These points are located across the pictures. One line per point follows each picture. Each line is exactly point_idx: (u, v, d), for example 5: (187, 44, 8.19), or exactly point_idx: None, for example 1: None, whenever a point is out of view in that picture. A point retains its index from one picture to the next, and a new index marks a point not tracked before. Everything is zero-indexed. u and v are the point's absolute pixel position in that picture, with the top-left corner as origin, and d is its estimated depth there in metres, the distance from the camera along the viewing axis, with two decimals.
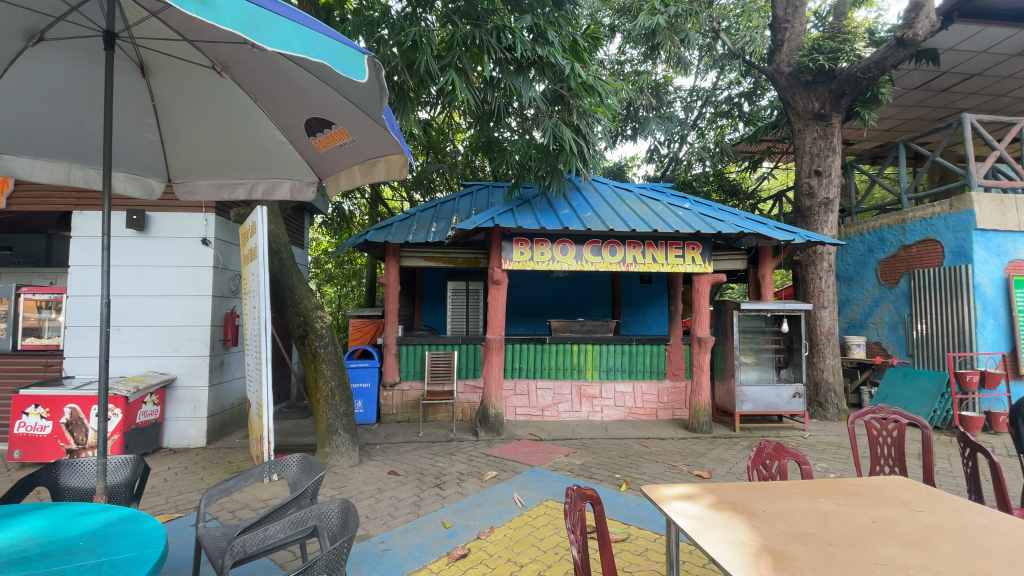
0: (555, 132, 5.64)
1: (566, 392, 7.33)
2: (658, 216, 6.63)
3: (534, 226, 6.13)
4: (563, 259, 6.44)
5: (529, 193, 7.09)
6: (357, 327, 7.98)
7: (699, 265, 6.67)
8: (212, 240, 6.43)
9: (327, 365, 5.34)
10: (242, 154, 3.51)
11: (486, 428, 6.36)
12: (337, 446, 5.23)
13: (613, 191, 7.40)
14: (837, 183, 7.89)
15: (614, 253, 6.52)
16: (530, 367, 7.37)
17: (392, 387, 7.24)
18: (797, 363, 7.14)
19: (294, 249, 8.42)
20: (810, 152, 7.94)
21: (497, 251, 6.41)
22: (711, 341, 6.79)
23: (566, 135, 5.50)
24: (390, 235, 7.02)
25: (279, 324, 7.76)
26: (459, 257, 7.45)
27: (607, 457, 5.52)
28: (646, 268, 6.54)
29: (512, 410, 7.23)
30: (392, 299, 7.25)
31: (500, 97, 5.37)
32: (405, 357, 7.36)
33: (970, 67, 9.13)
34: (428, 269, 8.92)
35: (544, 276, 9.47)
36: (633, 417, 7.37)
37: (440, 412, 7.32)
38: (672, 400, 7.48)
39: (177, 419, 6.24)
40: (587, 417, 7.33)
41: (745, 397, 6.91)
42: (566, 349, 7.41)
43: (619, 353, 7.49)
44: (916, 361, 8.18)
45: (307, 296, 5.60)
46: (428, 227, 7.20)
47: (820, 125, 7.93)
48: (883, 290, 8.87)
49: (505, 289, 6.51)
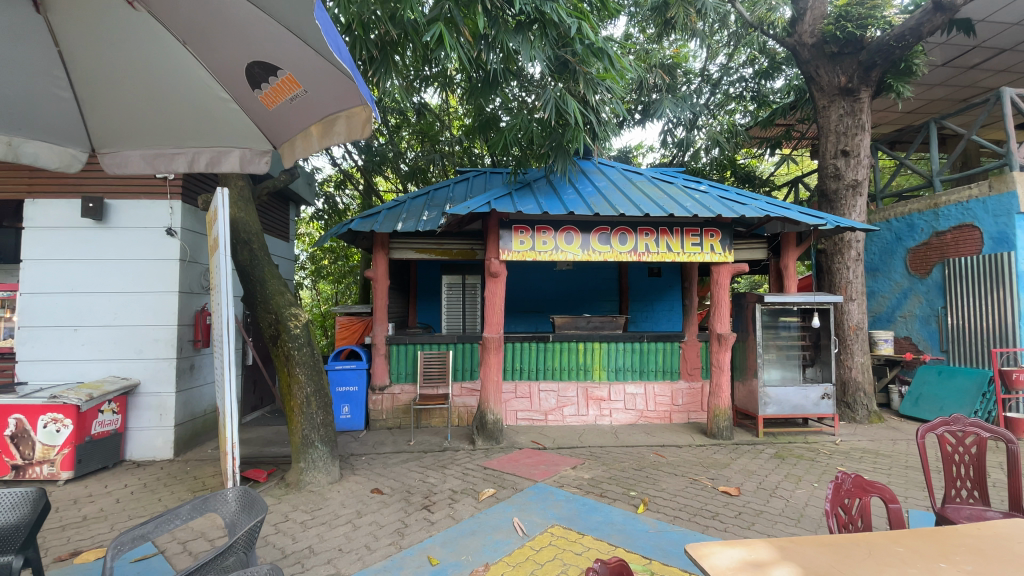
0: (558, 104, 5.00)
1: (571, 395, 6.71)
2: (673, 200, 5.98)
3: (535, 211, 5.47)
4: (568, 249, 5.80)
5: (529, 177, 6.45)
6: (344, 325, 7.33)
7: (719, 254, 6.02)
8: (178, 230, 5.81)
9: (301, 369, 4.71)
10: (179, 118, 2.90)
11: (483, 436, 5.74)
12: (314, 460, 4.62)
13: (621, 175, 6.75)
14: (866, 163, 7.21)
15: (624, 242, 5.88)
16: (532, 368, 6.74)
17: (381, 391, 6.61)
18: (826, 360, 6.48)
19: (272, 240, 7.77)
20: (836, 130, 7.27)
21: (495, 241, 5.78)
22: (733, 338, 6.14)
23: (571, 106, 4.88)
24: (377, 223, 6.35)
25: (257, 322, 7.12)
26: (454, 248, 6.82)
27: (619, 470, 4.88)
28: (660, 259, 5.92)
29: (512, 415, 6.61)
30: (381, 294, 6.62)
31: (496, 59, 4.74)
32: (396, 357, 6.72)
33: (1002, 41, 8.35)
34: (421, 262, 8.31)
35: (547, 269, 8.84)
36: (645, 421, 6.75)
37: (435, 418, 6.68)
38: (687, 403, 6.85)
39: (141, 429, 5.64)
40: (595, 421, 6.70)
41: (768, 399, 6.29)
42: (571, 348, 6.79)
43: (629, 351, 6.86)
44: (952, 358, 7.52)
45: (280, 291, 4.96)
46: (418, 214, 6.51)
47: (847, 101, 7.25)
48: (913, 281, 8.20)
49: (504, 282, 5.87)
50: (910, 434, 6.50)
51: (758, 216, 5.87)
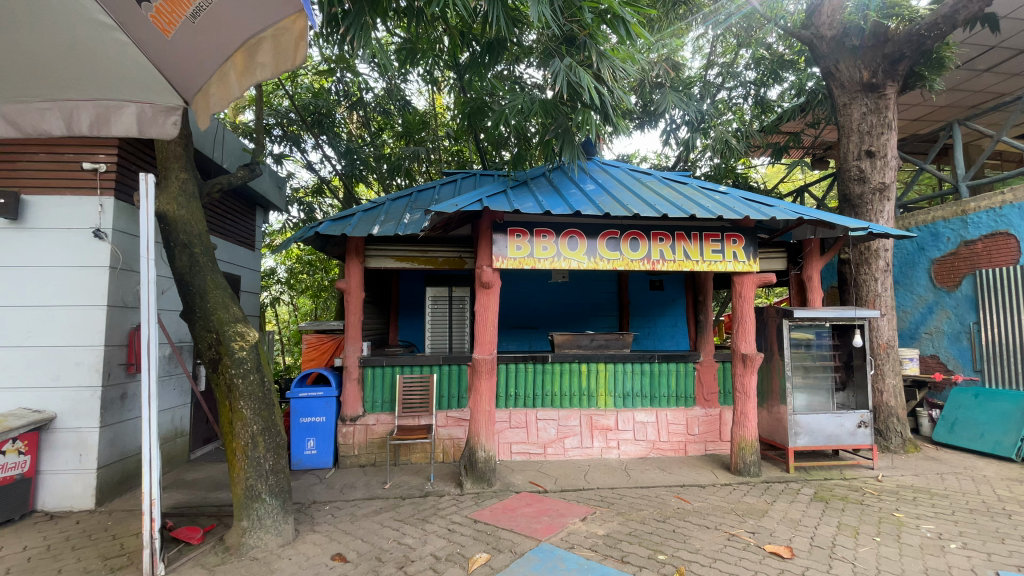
0: (568, 77, 4.44)
1: (573, 424, 5.85)
2: (691, 200, 5.23)
3: (535, 211, 4.67)
4: (572, 256, 4.99)
5: (527, 176, 5.65)
6: (312, 343, 6.39)
7: (743, 263, 5.27)
8: (108, 232, 4.86)
9: (247, 403, 3.80)
10: (53, 69, 2.58)
11: (473, 478, 4.82)
12: (260, 518, 3.68)
13: (629, 174, 6.00)
14: (894, 165, 6.58)
15: (636, 248, 5.10)
16: (528, 393, 5.88)
17: (352, 422, 5.66)
18: (861, 383, 5.73)
19: (226, 245, 6.79)
20: (859, 129, 6.66)
21: (487, 246, 4.94)
22: (760, 360, 5.35)
23: (586, 80, 4.27)
24: (350, 226, 5.47)
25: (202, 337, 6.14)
26: (439, 256, 5.99)
27: (639, 523, 4.02)
28: (678, 268, 5.14)
29: (505, 449, 5.72)
30: (354, 309, 5.73)
31: (501, 16, 4.07)
32: (371, 382, 5.80)
33: (1021, 41, 7.75)
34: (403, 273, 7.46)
35: (542, 281, 8.04)
36: (657, 455, 5.91)
37: (415, 454, 5.72)
38: (703, 432, 6.03)
39: (56, 473, 4.62)
40: (600, 455, 5.84)
41: (799, 429, 5.49)
42: (573, 370, 5.95)
43: (638, 374, 6.04)
44: (987, 379, 6.85)
45: (224, 304, 4.06)
46: (399, 216, 5.66)
47: (871, 97, 6.65)
48: (938, 294, 7.55)
49: (497, 295, 5.01)
50: (954, 467, 5.75)
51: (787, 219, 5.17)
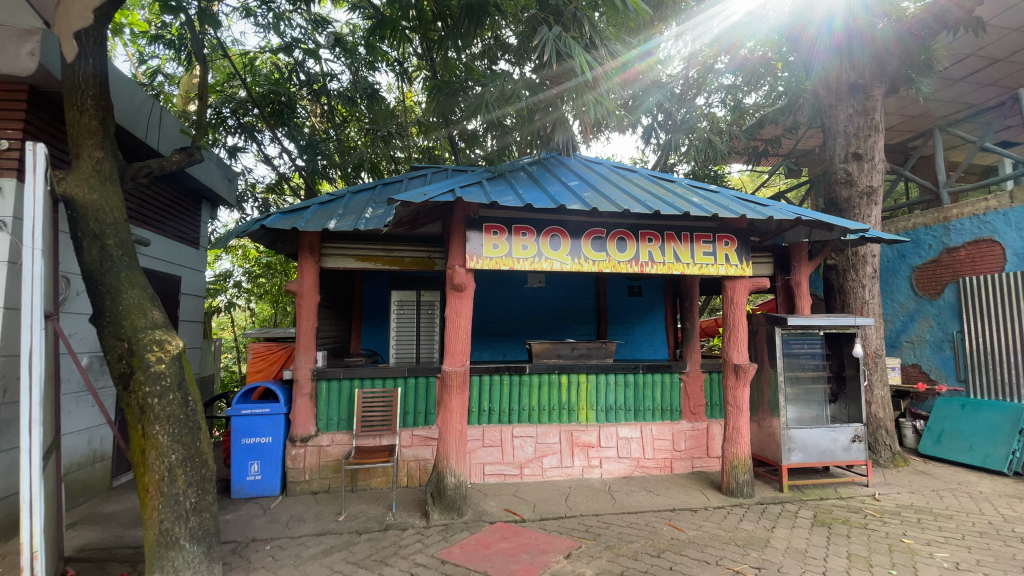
0: (558, 47, 4.24)
1: (553, 442, 5.32)
2: (683, 197, 4.82)
3: (515, 204, 4.17)
4: (554, 257, 4.50)
5: (505, 167, 5.09)
6: (260, 353, 5.69)
7: (735, 267, 4.85)
8: (7, 220, 4.09)
9: (164, 428, 3.12)
10: None
11: (440, 507, 4.24)
12: (178, 569, 3.02)
13: (615, 171, 5.55)
14: (882, 168, 6.37)
15: (623, 249, 4.64)
16: (504, 408, 5.34)
17: (303, 443, 4.99)
18: (854, 395, 5.41)
19: (162, 240, 6.03)
20: (846, 131, 6.44)
21: (459, 243, 4.39)
22: (753, 371, 4.91)
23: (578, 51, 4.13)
24: (304, 219, 4.83)
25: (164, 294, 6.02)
26: (405, 256, 5.40)
27: (630, 560, 3.52)
28: (668, 270, 4.70)
29: (478, 470, 5.14)
30: (307, 314, 5.08)
31: None
32: (326, 398, 5.14)
33: (996, 50, 7.76)
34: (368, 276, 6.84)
35: (517, 286, 7.53)
36: (642, 474, 5.44)
37: (376, 478, 5.08)
38: (690, 448, 5.60)
39: None
40: (581, 475, 5.33)
41: (793, 445, 5.12)
42: (552, 382, 5.44)
43: (622, 386, 5.58)
44: (972, 388, 6.70)
45: (140, 307, 3.36)
46: (361, 210, 5.04)
47: (857, 98, 6.43)
48: (920, 302, 7.42)
49: (471, 299, 4.44)
50: (948, 482, 5.51)
51: (783, 220, 4.77)
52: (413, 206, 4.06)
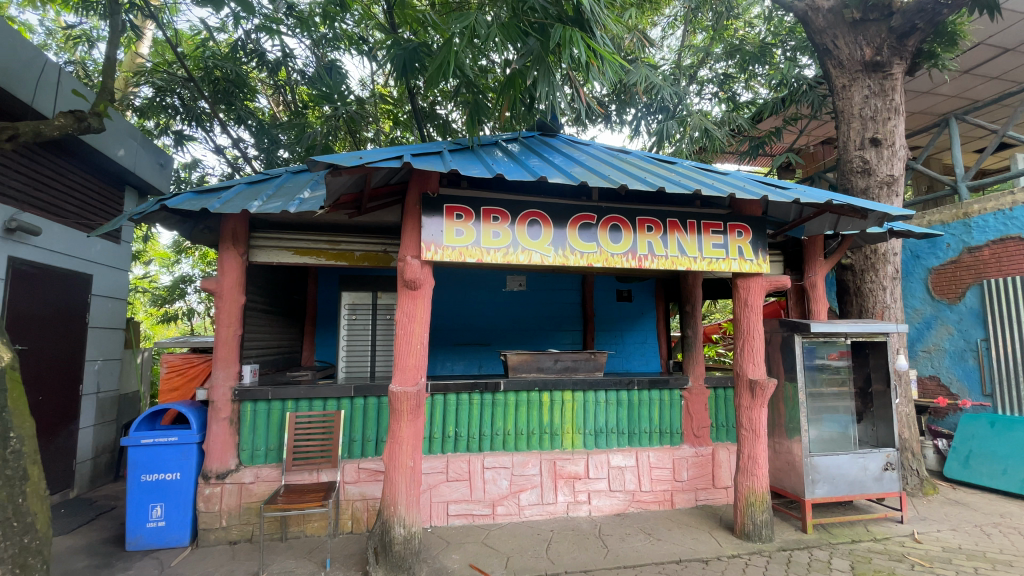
0: None
1: (531, 474, 4.41)
2: (691, 176, 3.95)
3: (484, 175, 3.26)
4: (534, 248, 3.61)
5: (474, 139, 4.14)
6: (175, 367, 4.66)
7: (751, 263, 4.01)
8: None
9: None
10: None
11: (384, 568, 3.28)
12: None
13: (605, 152, 4.65)
14: (902, 155, 5.69)
15: (617, 238, 3.78)
16: (473, 433, 4.41)
17: (218, 480, 4.00)
18: (882, 414, 4.64)
19: (55, 227, 5.04)
20: (861, 114, 5.74)
21: (413, 229, 3.46)
22: (772, 389, 4.04)
23: None
24: (220, 199, 3.86)
25: (49, 295, 4.99)
26: (353, 250, 4.50)
27: None
28: (672, 266, 3.84)
29: (440, 510, 4.20)
30: (226, 319, 4.10)
31: None
32: (251, 424, 4.14)
33: (1007, 38, 7.17)
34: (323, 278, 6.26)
35: (493, 288, 6.66)
36: (638, 510, 4.54)
37: (312, 524, 4.07)
38: (693, 478, 4.74)
39: None
40: (565, 513, 4.41)
41: (817, 476, 4.29)
42: (530, 401, 4.54)
43: (613, 405, 4.71)
44: (999, 404, 5.98)
45: None
46: (295, 191, 4.09)
47: (874, 77, 5.75)
48: (938, 307, 6.73)
49: (428, 301, 3.46)
50: (988, 514, 4.75)
51: (810, 204, 3.91)
52: (348, 174, 3.11)
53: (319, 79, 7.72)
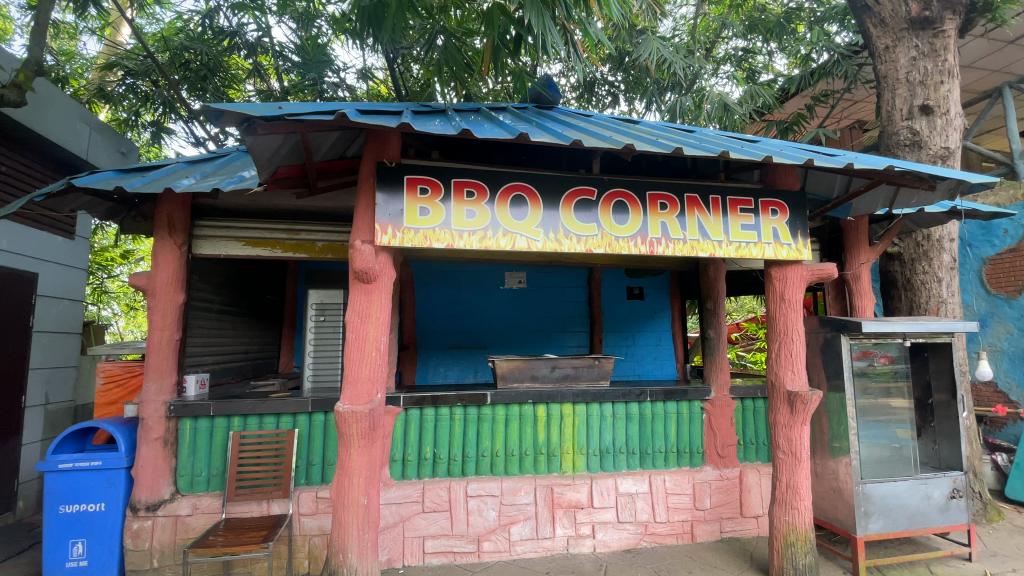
0: None
1: (524, 503, 3.70)
2: (712, 140, 3.20)
3: (447, 130, 2.55)
4: (518, 231, 2.90)
5: (448, 102, 3.41)
6: (113, 377, 4.04)
7: (788, 249, 3.26)
8: None
9: None
10: None
11: None
12: None
13: (611, 122, 3.90)
14: (958, 125, 4.92)
15: (623, 219, 3.06)
16: (454, 454, 3.73)
17: (150, 511, 3.37)
18: (946, 429, 3.85)
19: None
20: (909, 78, 4.95)
21: (367, 208, 2.77)
22: (817, 403, 3.27)
23: None
24: (143, 178, 3.23)
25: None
26: (313, 241, 3.86)
27: None
28: (691, 252, 3.11)
29: (414, 548, 3.52)
30: (159, 322, 3.46)
31: None
32: (192, 445, 3.52)
33: None
34: (299, 276, 5.63)
35: (489, 285, 5.98)
36: (651, 545, 3.81)
37: (260, 566, 3.41)
38: (718, 507, 3.99)
39: None
40: (564, 551, 3.70)
41: (872, 508, 3.53)
42: (523, 417, 3.84)
43: (622, 420, 3.99)
44: None
45: None
46: (238, 170, 3.45)
47: (923, 35, 4.95)
48: (993, 303, 5.89)
49: (386, 297, 2.77)
50: None
51: (862, 172, 3.14)
52: (273, 134, 2.44)
53: (301, 58, 7.13)
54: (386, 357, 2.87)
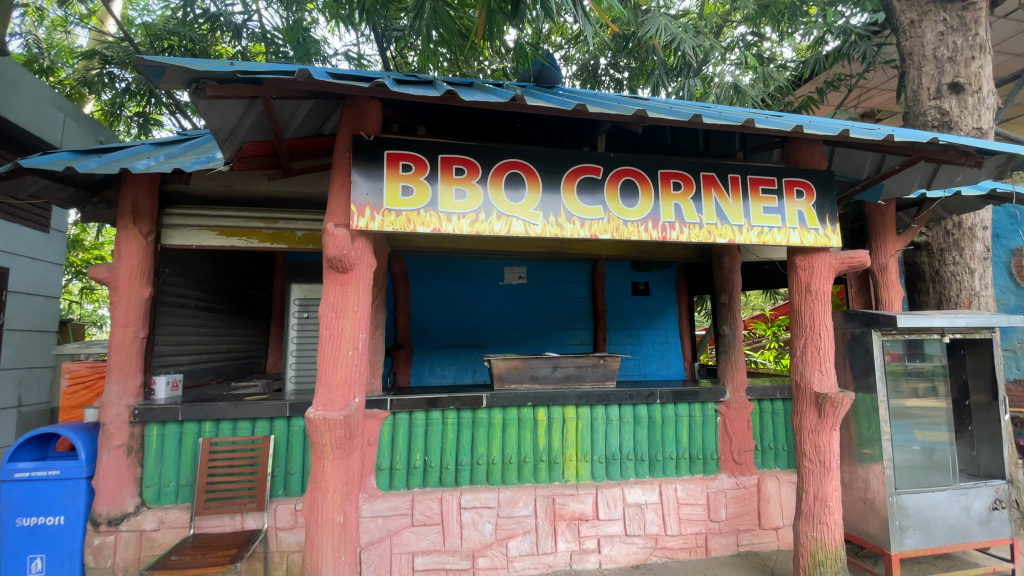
0: None
1: (523, 516, 3.39)
2: (733, 110, 2.85)
3: (431, 93, 2.19)
4: (514, 214, 2.58)
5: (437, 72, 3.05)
6: (80, 379, 3.74)
7: (815, 234, 2.93)
8: None
9: None
10: None
11: None
12: None
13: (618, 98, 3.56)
14: (990, 104, 4.56)
15: (631, 201, 2.74)
16: (447, 462, 3.41)
17: (114, 526, 3.07)
18: (987, 434, 3.52)
19: None
20: (937, 54, 4.60)
21: (342, 187, 2.45)
22: (849, 406, 2.94)
23: None
24: (99, 158, 2.92)
25: None
26: (294, 232, 3.56)
27: None
28: (708, 238, 2.78)
29: (403, 565, 3.21)
30: (122, 318, 3.16)
31: None
32: (159, 453, 3.21)
33: None
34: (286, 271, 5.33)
35: (488, 280, 5.66)
36: (662, 561, 3.49)
37: None
38: (736, 518, 3.66)
39: None
40: (568, 567, 3.38)
41: (907, 521, 3.21)
42: (522, 421, 3.52)
43: (630, 424, 3.66)
44: None
45: None
46: (208, 151, 3.14)
47: (953, 7, 4.59)
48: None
49: (365, 288, 2.45)
50: None
51: (902, 146, 2.78)
52: (229, 98, 2.11)
53: (292, 44, 6.83)
54: (365, 356, 2.55)
